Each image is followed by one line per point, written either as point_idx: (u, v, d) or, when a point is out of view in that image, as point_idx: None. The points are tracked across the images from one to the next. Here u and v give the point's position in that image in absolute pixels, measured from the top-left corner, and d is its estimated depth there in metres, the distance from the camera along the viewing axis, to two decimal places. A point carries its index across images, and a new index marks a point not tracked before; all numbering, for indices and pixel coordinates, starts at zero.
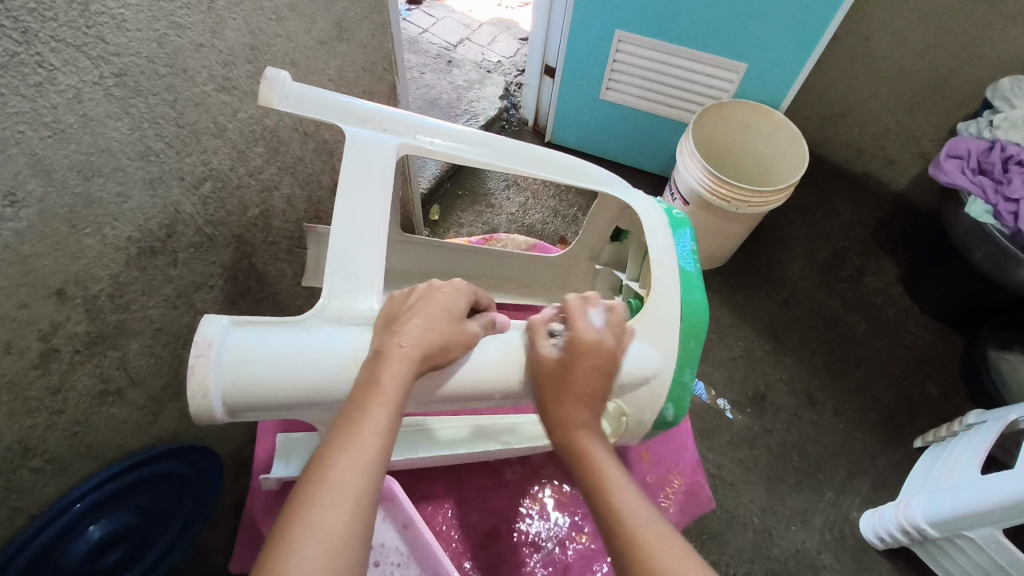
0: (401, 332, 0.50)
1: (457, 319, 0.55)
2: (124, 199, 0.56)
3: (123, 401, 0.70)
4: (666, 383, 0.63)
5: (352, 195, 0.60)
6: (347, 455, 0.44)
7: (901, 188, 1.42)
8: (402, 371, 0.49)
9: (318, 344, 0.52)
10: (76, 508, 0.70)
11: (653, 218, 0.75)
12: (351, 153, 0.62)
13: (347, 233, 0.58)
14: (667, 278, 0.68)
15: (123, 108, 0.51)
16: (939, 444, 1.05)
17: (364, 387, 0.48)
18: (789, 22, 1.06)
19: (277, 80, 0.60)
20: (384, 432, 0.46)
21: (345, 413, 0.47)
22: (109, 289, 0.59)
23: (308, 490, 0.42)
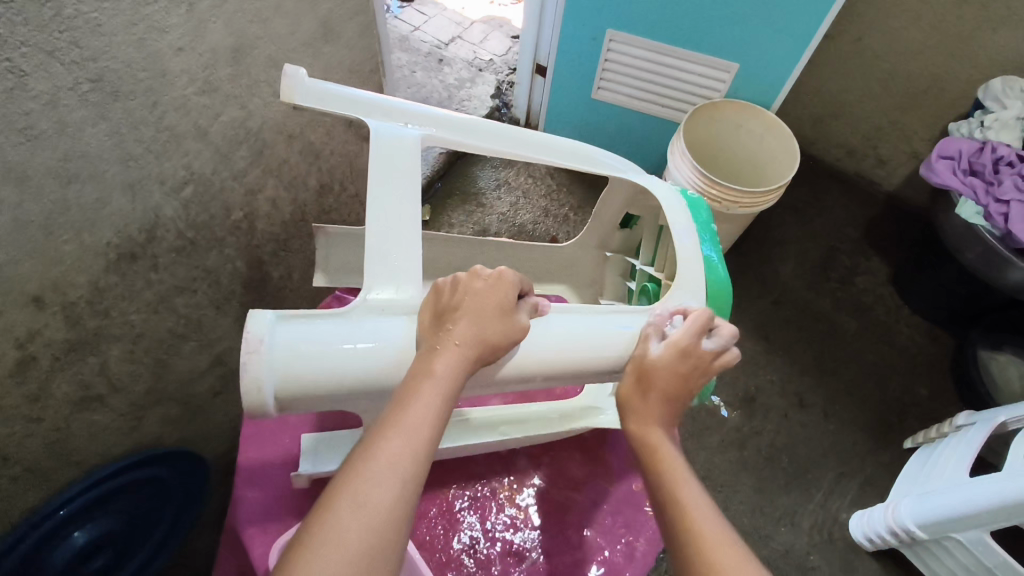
0: (455, 326, 0.51)
1: (508, 312, 0.53)
2: (103, 205, 0.55)
3: (105, 407, 0.69)
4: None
5: (382, 188, 0.60)
6: (398, 437, 0.44)
7: (892, 188, 1.42)
8: (454, 364, 0.49)
9: (361, 334, 0.52)
10: (59, 515, 0.69)
11: (676, 204, 0.75)
12: (376, 146, 0.63)
13: (385, 231, 0.58)
14: (694, 263, 0.68)
15: (100, 114, 0.50)
16: (930, 445, 1.05)
17: (417, 377, 0.48)
18: (781, 22, 1.06)
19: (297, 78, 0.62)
20: (434, 417, 0.46)
21: (398, 400, 0.47)
22: (88, 295, 0.58)
23: (357, 462, 0.42)
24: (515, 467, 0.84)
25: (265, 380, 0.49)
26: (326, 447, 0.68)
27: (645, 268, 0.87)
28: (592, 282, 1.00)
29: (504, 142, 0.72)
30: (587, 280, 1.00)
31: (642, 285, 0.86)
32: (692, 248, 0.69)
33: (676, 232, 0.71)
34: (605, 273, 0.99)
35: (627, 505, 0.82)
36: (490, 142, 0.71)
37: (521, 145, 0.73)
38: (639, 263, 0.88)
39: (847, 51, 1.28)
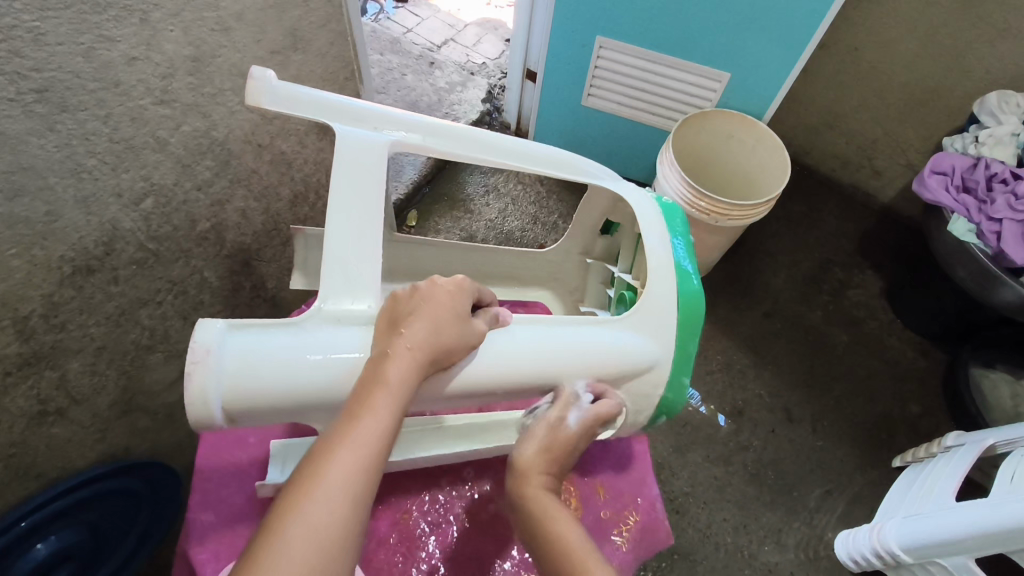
0: (409, 331, 0.46)
1: (462, 320, 0.50)
2: (54, 218, 0.53)
3: (65, 420, 0.68)
4: (665, 374, 0.61)
5: (346, 202, 0.53)
6: (345, 452, 0.40)
7: (888, 200, 1.40)
8: (408, 374, 0.45)
9: (317, 347, 0.47)
10: (21, 526, 0.68)
11: (647, 207, 0.69)
12: (342, 154, 0.56)
13: (343, 232, 0.52)
14: (663, 269, 0.63)
15: (47, 125, 0.49)
16: (918, 464, 1.03)
17: (367, 386, 0.44)
18: (772, 32, 1.04)
19: (262, 80, 0.55)
20: (387, 429, 0.42)
21: (346, 410, 0.43)
22: (42, 308, 0.56)
23: (303, 483, 0.38)
24: (478, 488, 0.72)
25: (212, 396, 0.44)
26: (295, 452, 0.64)
27: (624, 276, 0.77)
28: (574, 290, 0.88)
29: (489, 149, 0.65)
30: (568, 289, 0.89)
31: (620, 293, 0.77)
32: (662, 253, 0.65)
33: (643, 235, 0.66)
34: (587, 281, 0.87)
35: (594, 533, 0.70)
36: (475, 150, 0.64)
37: (508, 154, 0.66)
38: (618, 271, 0.79)
39: (841, 60, 1.26)
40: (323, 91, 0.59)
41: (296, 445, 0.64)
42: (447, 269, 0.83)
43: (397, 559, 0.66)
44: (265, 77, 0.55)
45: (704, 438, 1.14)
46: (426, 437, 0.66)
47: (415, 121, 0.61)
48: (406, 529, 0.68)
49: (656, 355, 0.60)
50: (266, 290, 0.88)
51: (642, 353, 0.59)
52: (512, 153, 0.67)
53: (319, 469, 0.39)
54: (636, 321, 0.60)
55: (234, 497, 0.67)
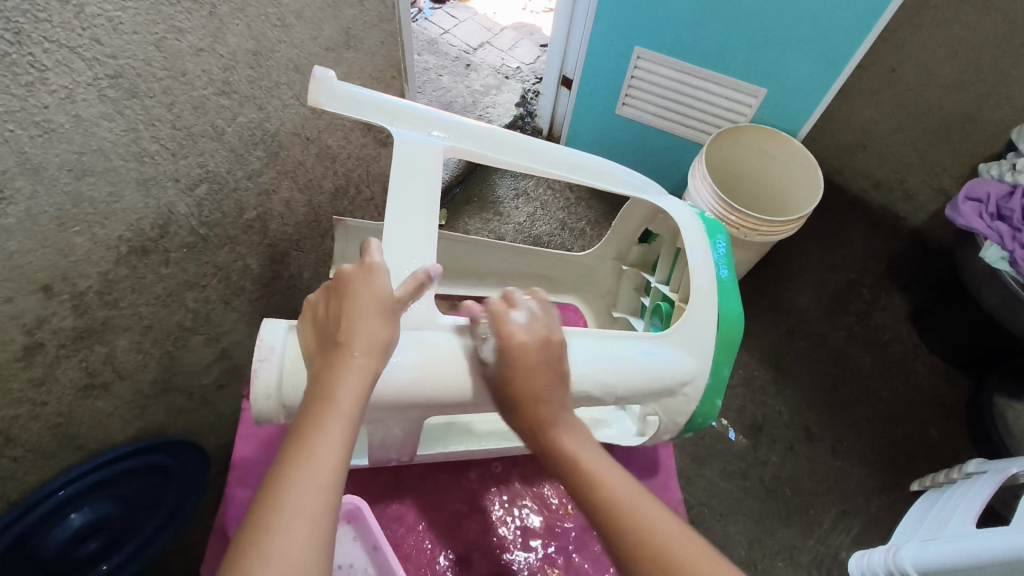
0: (354, 344, 0.46)
1: (394, 313, 0.49)
2: (116, 199, 0.55)
3: (109, 394, 0.70)
4: (700, 391, 0.62)
5: (403, 205, 0.55)
6: (304, 483, 0.40)
7: (918, 223, 1.39)
8: (357, 388, 0.45)
9: None
10: (59, 495, 0.71)
11: (691, 222, 0.70)
12: (399, 158, 0.58)
13: (399, 230, 0.55)
14: (705, 287, 0.64)
15: (117, 110, 0.51)
16: (938, 490, 1.03)
17: (313, 408, 0.44)
18: (812, 49, 1.05)
19: (324, 80, 0.56)
20: (342, 447, 0.43)
21: (296, 436, 0.43)
22: (98, 285, 0.59)
23: (267, 512, 0.39)
24: (506, 484, 0.73)
25: (272, 390, 0.50)
26: None
27: (660, 287, 0.79)
28: (606, 295, 0.89)
29: (538, 158, 0.66)
30: (601, 294, 0.89)
31: (656, 303, 0.79)
32: (705, 270, 0.65)
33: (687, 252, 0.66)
34: (619, 287, 0.87)
35: None
36: (524, 158, 0.65)
37: (556, 164, 0.67)
38: (653, 281, 0.80)
39: (879, 81, 1.26)
40: (378, 94, 0.60)
41: None
42: (481, 268, 0.84)
43: (426, 547, 0.68)
44: (327, 78, 0.57)
45: (721, 450, 1.14)
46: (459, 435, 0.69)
47: (469, 127, 0.63)
48: (435, 519, 0.70)
49: (693, 370, 0.61)
50: (301, 280, 0.91)
51: (680, 367, 0.60)
52: (551, 160, 0.67)
53: (281, 503, 0.39)
54: (675, 336, 0.61)
55: None
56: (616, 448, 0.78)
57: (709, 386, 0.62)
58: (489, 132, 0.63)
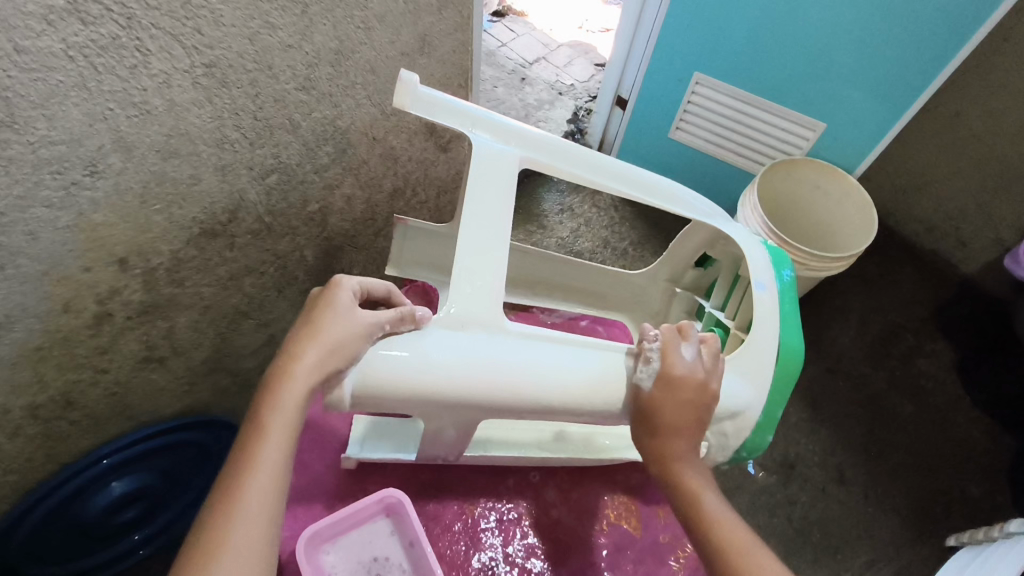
0: (295, 372, 0.45)
1: (348, 317, 0.48)
2: (195, 181, 0.58)
3: (163, 368, 0.72)
4: (753, 420, 0.62)
5: (478, 210, 0.56)
6: (238, 521, 0.40)
7: (972, 271, 1.36)
8: (294, 397, 0.45)
9: (436, 352, 0.50)
10: (103, 464, 0.74)
11: (756, 251, 0.69)
12: (477, 163, 0.59)
13: (474, 237, 0.56)
14: (767, 318, 0.64)
15: (207, 97, 0.54)
16: (976, 547, 0.99)
17: (248, 441, 0.44)
18: (876, 88, 1.05)
19: (409, 84, 0.57)
20: (275, 464, 0.43)
21: (228, 472, 0.42)
22: (167, 263, 0.62)
23: (199, 538, 0.40)
24: (541, 494, 0.73)
25: None
26: (376, 433, 0.68)
27: (715, 311, 0.78)
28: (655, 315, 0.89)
29: (604, 174, 0.66)
30: (649, 316, 0.88)
31: (708, 328, 0.79)
32: (767, 301, 0.65)
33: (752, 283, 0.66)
34: (670, 309, 0.87)
35: (650, 555, 0.70)
36: (590, 173, 0.66)
37: (622, 181, 0.67)
38: (707, 305, 0.80)
39: (942, 124, 1.24)
40: (459, 101, 0.61)
41: (384, 425, 0.69)
42: (532, 277, 0.85)
43: (460, 549, 0.68)
44: (411, 81, 0.58)
45: (747, 482, 1.12)
46: (504, 445, 0.70)
47: (544, 139, 0.63)
48: (469, 522, 0.70)
49: (747, 400, 0.61)
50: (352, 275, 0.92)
51: (737, 395, 0.60)
52: (615, 177, 0.67)
53: (211, 542, 0.39)
54: (734, 361, 0.62)
55: (315, 464, 0.69)
56: None
57: (759, 422, 0.62)
58: (560, 145, 0.64)
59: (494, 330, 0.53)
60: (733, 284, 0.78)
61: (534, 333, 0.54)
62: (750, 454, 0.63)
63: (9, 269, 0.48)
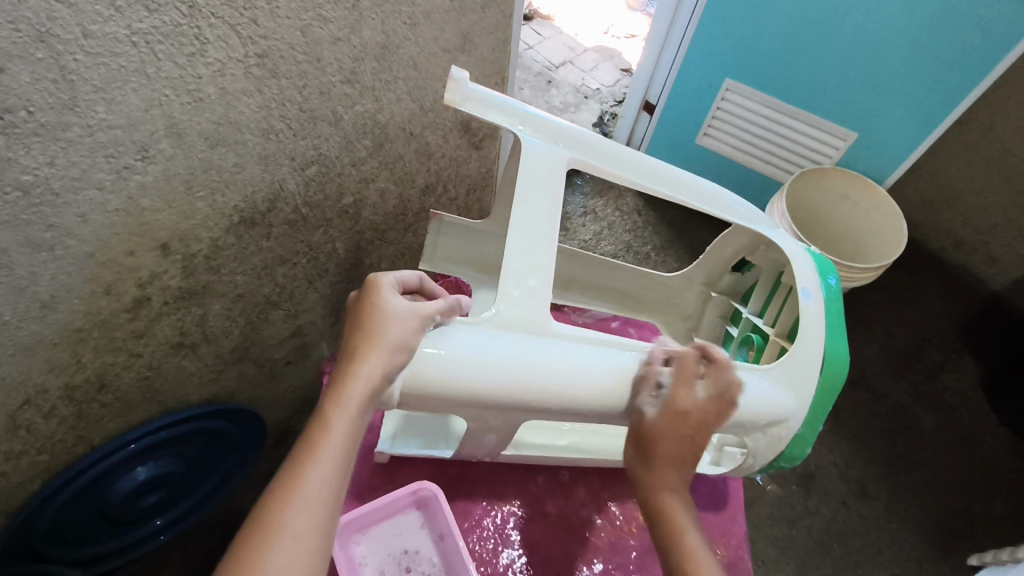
0: (357, 367, 0.44)
1: (410, 319, 0.48)
2: (239, 169, 0.59)
3: (194, 355, 0.73)
4: (793, 430, 0.61)
5: (525, 210, 0.56)
6: (296, 508, 0.38)
7: (999, 288, 1.34)
8: (357, 398, 0.43)
9: (492, 352, 0.50)
10: (130, 448, 0.74)
11: (801, 257, 0.68)
12: (525, 164, 0.59)
13: (522, 235, 0.55)
14: (813, 327, 0.63)
15: (257, 87, 0.55)
16: (999, 567, 0.97)
17: (309, 432, 0.42)
18: (910, 99, 1.05)
19: (460, 81, 0.57)
20: (337, 462, 0.41)
21: (287, 465, 0.41)
22: (207, 250, 0.62)
23: (262, 535, 0.37)
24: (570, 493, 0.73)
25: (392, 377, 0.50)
26: (408, 429, 0.68)
27: (753, 318, 0.77)
28: (688, 319, 0.88)
29: (650, 178, 0.66)
30: (681, 318, 0.87)
31: (744, 334, 0.78)
32: (815, 311, 0.64)
33: (799, 289, 0.65)
34: (703, 313, 0.86)
35: None
36: (637, 176, 0.65)
37: (667, 184, 0.67)
38: (745, 310, 0.79)
39: (973, 139, 1.23)
40: (509, 100, 0.61)
41: (419, 421, 0.69)
42: (565, 276, 0.85)
43: (488, 546, 0.68)
44: (463, 79, 0.57)
45: (766, 493, 1.11)
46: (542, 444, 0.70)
47: (593, 141, 0.63)
48: (499, 519, 0.70)
49: (791, 410, 0.61)
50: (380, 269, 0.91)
51: (781, 406, 0.60)
52: (661, 181, 0.67)
53: (271, 530, 0.37)
54: (780, 371, 0.61)
55: None
56: None
57: (799, 435, 0.62)
58: (610, 146, 0.63)
59: (543, 332, 0.53)
60: (774, 288, 0.77)
61: (583, 336, 0.55)
62: (787, 463, 0.64)
63: (59, 250, 0.49)
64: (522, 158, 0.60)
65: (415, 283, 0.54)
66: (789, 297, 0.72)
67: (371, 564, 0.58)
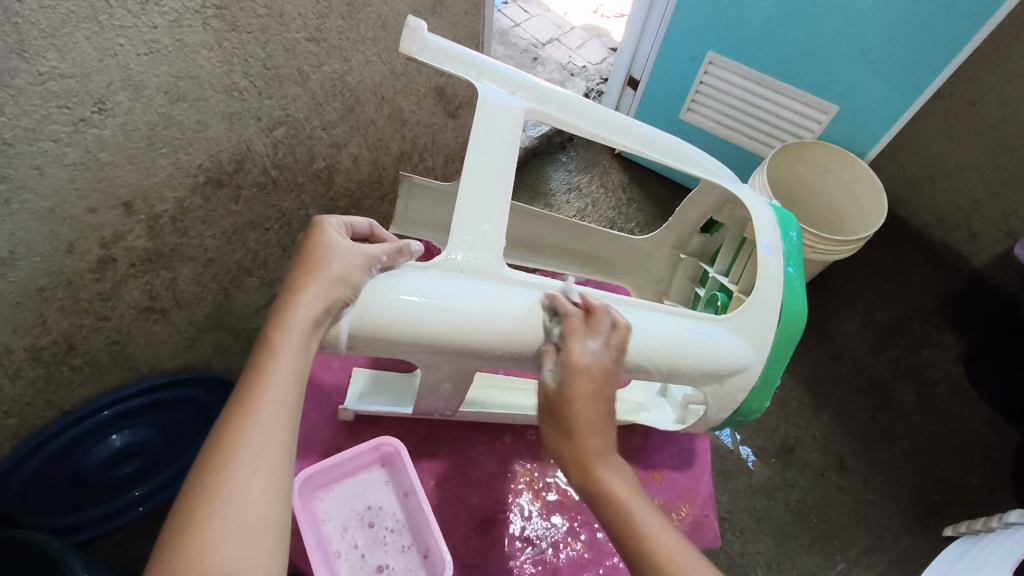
0: (299, 296, 0.45)
1: (353, 256, 0.48)
2: (202, 127, 0.58)
3: (165, 321, 0.73)
4: (754, 378, 0.62)
5: (481, 157, 0.56)
6: (254, 426, 0.40)
7: (980, 265, 1.35)
8: (298, 328, 0.44)
9: (444, 296, 0.50)
10: (103, 415, 0.74)
11: (763, 212, 0.68)
12: (482, 113, 0.58)
13: (475, 182, 0.55)
14: (771, 281, 0.63)
15: (217, 41, 0.54)
16: (972, 536, 0.98)
17: (257, 358, 0.43)
18: (890, 72, 1.04)
19: (417, 31, 0.56)
20: (285, 386, 0.42)
21: (237, 392, 0.42)
22: (172, 211, 0.62)
23: (219, 453, 0.38)
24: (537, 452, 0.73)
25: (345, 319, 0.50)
26: (374, 388, 0.68)
27: (718, 277, 0.78)
28: (658, 283, 0.88)
29: (613, 129, 0.65)
30: (653, 282, 0.87)
31: (711, 293, 0.78)
32: (774, 264, 0.64)
33: (758, 245, 0.65)
34: (674, 275, 0.86)
35: None
36: (599, 128, 0.65)
37: (630, 137, 0.67)
38: (712, 270, 0.79)
39: (954, 113, 1.23)
40: (466, 49, 0.60)
41: (385, 381, 0.69)
42: (540, 242, 0.84)
43: (454, 503, 0.68)
44: (420, 28, 0.56)
45: (746, 466, 1.12)
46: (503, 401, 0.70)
47: (554, 93, 0.62)
48: (465, 477, 0.70)
49: (750, 358, 0.61)
50: None
51: (739, 354, 0.60)
52: (623, 134, 0.66)
53: (228, 449, 0.38)
54: (740, 320, 0.61)
55: (313, 416, 0.69)
56: (655, 433, 0.77)
57: (758, 385, 0.63)
58: (569, 97, 0.62)
59: (494, 277, 0.52)
60: (739, 249, 0.77)
61: (537, 282, 0.54)
62: (744, 417, 0.65)
63: (16, 204, 0.49)
64: (479, 107, 0.59)
65: (365, 230, 0.54)
66: (751, 254, 0.72)
67: (334, 519, 0.58)
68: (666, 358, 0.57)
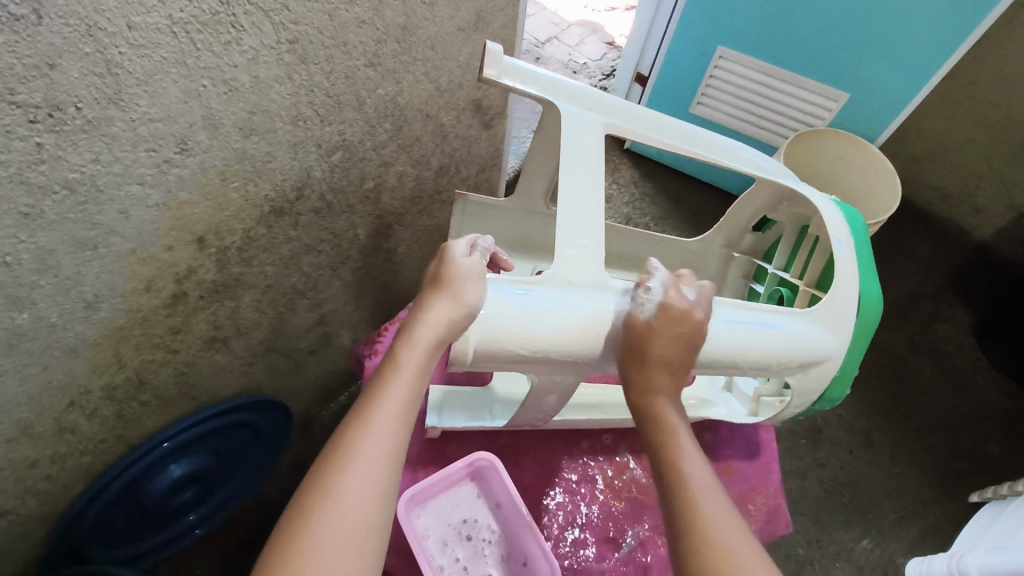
0: (424, 314, 0.48)
1: (470, 278, 0.50)
2: (270, 158, 0.59)
3: (226, 349, 0.73)
4: (835, 368, 0.65)
5: (571, 177, 0.58)
6: (371, 434, 0.41)
7: (984, 238, 1.39)
8: (426, 344, 0.46)
9: (557, 309, 0.52)
10: (164, 447, 0.74)
11: (828, 208, 0.70)
12: (565, 134, 0.60)
13: (572, 202, 0.57)
14: (849, 277, 0.66)
15: (288, 74, 0.55)
16: (1000, 502, 1.02)
17: (382, 372, 0.45)
18: (901, 60, 1.06)
19: (495, 54, 0.58)
20: (403, 399, 0.44)
21: (361, 399, 0.44)
22: (239, 242, 0.63)
23: (338, 454, 0.40)
24: (614, 456, 0.76)
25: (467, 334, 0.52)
26: (450, 404, 0.69)
27: (778, 272, 0.81)
28: (710, 281, 0.90)
29: (676, 135, 0.67)
30: (705, 282, 0.90)
31: (773, 289, 0.82)
32: (848, 259, 0.66)
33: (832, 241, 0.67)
34: (727, 274, 0.89)
35: None
36: (664, 134, 0.67)
37: (693, 142, 0.68)
38: (771, 266, 0.82)
39: (958, 94, 1.27)
40: (543, 70, 0.61)
41: (454, 396, 0.70)
42: None
43: (542, 511, 0.71)
44: (498, 52, 0.58)
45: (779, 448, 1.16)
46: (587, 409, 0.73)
47: (626, 108, 0.64)
48: (548, 484, 0.73)
49: (831, 349, 0.64)
50: (396, 253, 0.92)
51: (818, 345, 0.63)
52: (684, 139, 0.68)
53: (347, 450, 0.40)
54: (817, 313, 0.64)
55: None
56: (721, 427, 0.80)
57: (837, 376, 0.66)
58: (639, 108, 0.64)
59: (600, 288, 0.55)
60: (797, 243, 0.80)
61: (641, 289, 0.57)
62: (827, 404, 0.68)
63: (102, 248, 0.49)
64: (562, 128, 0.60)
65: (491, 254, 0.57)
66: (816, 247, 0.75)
67: (434, 535, 0.61)
68: (742, 352, 0.59)
